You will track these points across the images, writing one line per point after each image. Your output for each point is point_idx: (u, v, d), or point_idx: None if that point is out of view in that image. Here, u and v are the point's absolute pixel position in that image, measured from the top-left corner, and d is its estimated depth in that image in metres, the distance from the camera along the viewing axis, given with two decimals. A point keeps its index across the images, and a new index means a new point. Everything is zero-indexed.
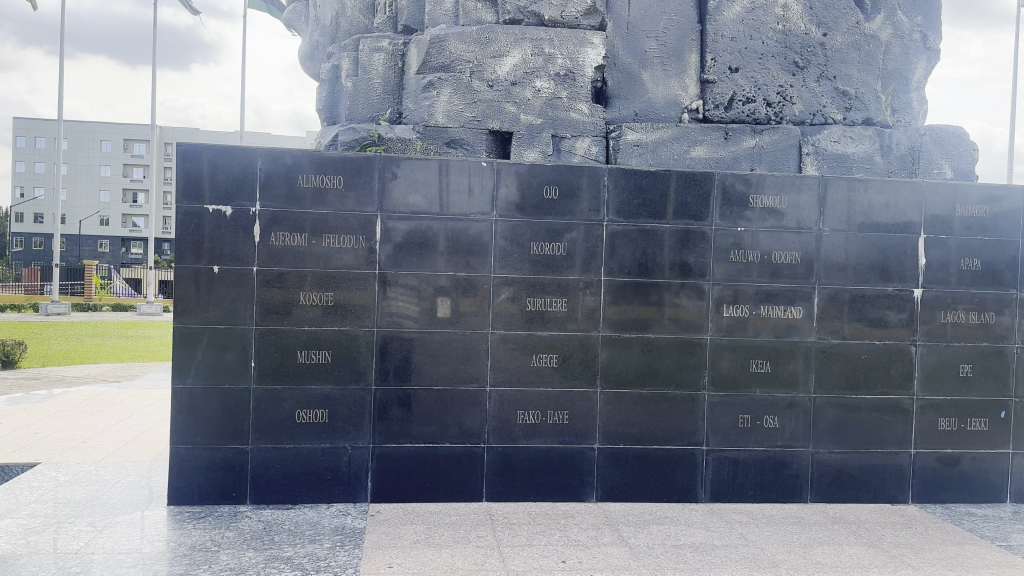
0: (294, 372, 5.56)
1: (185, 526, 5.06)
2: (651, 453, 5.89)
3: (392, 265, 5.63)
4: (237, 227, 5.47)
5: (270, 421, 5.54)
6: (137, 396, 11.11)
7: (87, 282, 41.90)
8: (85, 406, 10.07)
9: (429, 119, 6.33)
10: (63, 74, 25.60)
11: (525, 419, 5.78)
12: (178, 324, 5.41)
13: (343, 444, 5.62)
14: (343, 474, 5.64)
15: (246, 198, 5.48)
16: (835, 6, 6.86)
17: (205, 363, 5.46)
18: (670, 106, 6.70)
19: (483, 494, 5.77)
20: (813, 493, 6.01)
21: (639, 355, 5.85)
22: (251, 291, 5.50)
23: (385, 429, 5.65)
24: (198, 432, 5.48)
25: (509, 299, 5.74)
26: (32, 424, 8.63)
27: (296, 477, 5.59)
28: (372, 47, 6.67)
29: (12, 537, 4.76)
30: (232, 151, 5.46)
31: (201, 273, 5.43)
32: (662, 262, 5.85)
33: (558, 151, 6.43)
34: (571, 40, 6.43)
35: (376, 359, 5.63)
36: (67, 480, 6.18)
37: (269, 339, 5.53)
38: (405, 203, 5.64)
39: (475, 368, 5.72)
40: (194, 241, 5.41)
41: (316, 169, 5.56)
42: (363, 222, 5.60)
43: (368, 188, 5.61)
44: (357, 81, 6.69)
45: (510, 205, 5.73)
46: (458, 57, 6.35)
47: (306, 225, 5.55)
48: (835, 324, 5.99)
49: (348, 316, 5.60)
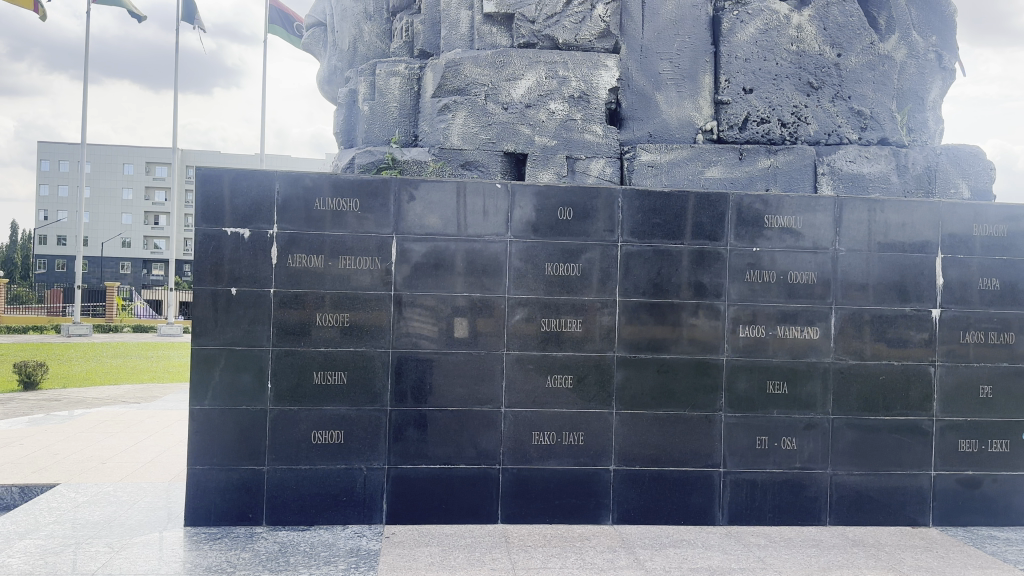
0: (310, 394, 5.59)
1: (202, 547, 5.07)
2: (668, 475, 5.85)
3: (408, 286, 5.66)
4: (255, 249, 5.54)
5: (285, 442, 5.56)
6: (156, 417, 11.16)
7: (108, 304, 42.34)
8: (104, 426, 10.19)
9: (444, 141, 6.41)
10: (86, 98, 26.14)
11: (541, 440, 5.76)
12: (197, 344, 5.47)
13: (359, 465, 5.63)
14: (359, 496, 5.64)
15: (264, 221, 5.55)
16: (850, 27, 6.88)
17: (222, 385, 5.50)
18: (685, 127, 6.72)
19: (499, 516, 5.74)
20: (832, 515, 5.93)
21: (654, 376, 5.83)
22: (269, 313, 5.55)
23: (401, 450, 5.65)
24: (214, 452, 5.51)
25: (525, 319, 5.75)
26: (52, 445, 8.70)
27: (311, 498, 5.60)
28: (388, 72, 6.77)
29: (31, 558, 4.79)
30: (251, 173, 5.53)
31: (219, 295, 5.49)
32: (678, 281, 5.84)
33: (572, 172, 6.47)
34: (585, 63, 6.48)
35: (392, 380, 5.65)
36: (86, 501, 6.22)
37: (286, 360, 5.56)
38: (421, 224, 5.68)
39: (490, 389, 5.72)
40: (213, 263, 5.48)
41: (333, 192, 5.62)
42: (380, 244, 5.65)
43: (385, 210, 5.66)
44: (374, 105, 6.78)
45: (525, 226, 5.75)
46: (473, 81, 6.43)
47: (324, 247, 5.60)
48: (854, 344, 5.94)
49: (364, 337, 5.63)
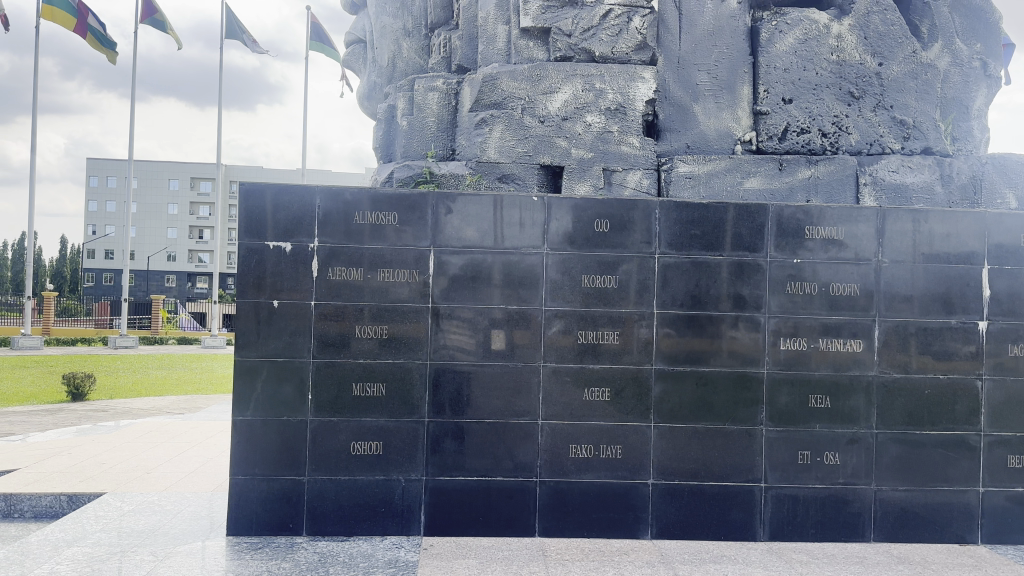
0: (350, 405, 5.65)
1: (244, 557, 5.15)
2: (708, 489, 5.77)
3: (446, 299, 5.71)
4: (297, 263, 5.64)
5: (325, 453, 5.64)
6: (200, 427, 11.38)
7: (153, 317, 43.33)
8: (150, 436, 10.43)
9: (481, 155, 6.48)
10: (133, 118, 26.99)
11: (578, 453, 5.74)
12: (240, 356, 5.58)
13: (397, 476, 5.67)
14: (397, 507, 5.67)
15: (305, 235, 5.65)
16: (891, 35, 6.77)
17: (264, 396, 5.60)
18: (723, 138, 6.67)
19: (536, 529, 5.73)
20: (876, 532, 5.79)
21: (693, 389, 5.77)
22: (309, 325, 5.64)
23: (439, 462, 5.68)
24: (257, 462, 5.60)
25: (561, 331, 5.75)
26: (99, 455, 8.93)
27: (350, 509, 5.65)
28: (427, 87, 6.88)
29: (78, 566, 4.92)
30: (293, 188, 5.64)
31: (262, 307, 5.60)
32: (717, 293, 5.78)
33: (609, 184, 6.47)
34: (622, 75, 6.49)
35: (430, 392, 5.69)
36: (131, 510, 6.37)
37: (326, 371, 5.64)
38: (459, 237, 5.73)
39: (527, 401, 5.73)
40: (256, 276, 5.59)
41: (372, 206, 5.70)
42: (417, 257, 5.71)
43: (422, 223, 5.72)
44: (412, 120, 6.89)
45: (562, 238, 5.76)
46: (510, 94, 6.49)
47: (363, 259, 5.68)
48: (898, 357, 5.81)
49: (403, 349, 5.68)
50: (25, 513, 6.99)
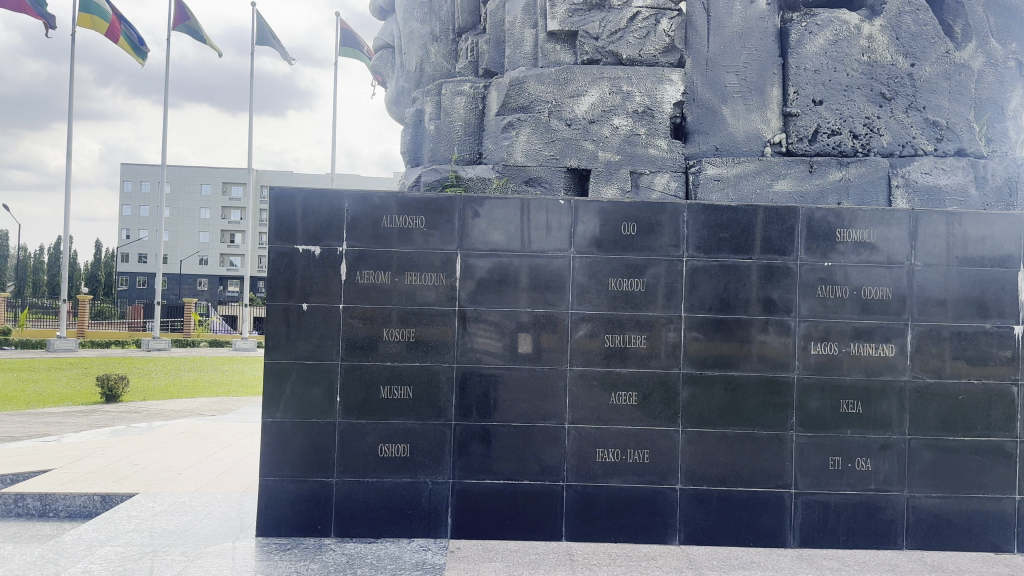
0: (378, 407, 5.69)
1: (273, 557, 5.21)
2: (736, 494, 5.71)
3: (473, 302, 5.73)
4: (326, 266, 5.70)
5: (354, 455, 5.68)
6: (231, 429, 11.53)
7: (186, 320, 44.02)
8: (183, 438, 10.60)
9: (508, 158, 6.51)
10: (166, 124, 27.49)
11: (605, 457, 5.72)
12: (270, 358, 5.65)
13: (424, 479, 5.70)
14: (424, 509, 5.69)
15: (334, 238, 5.71)
16: (923, 36, 6.67)
17: (294, 398, 5.66)
18: (752, 140, 6.61)
19: (563, 533, 5.71)
20: (910, 540, 5.68)
21: (722, 394, 5.72)
22: (338, 327, 5.69)
23: (466, 465, 5.70)
24: (286, 464, 5.66)
25: (588, 335, 5.74)
26: (133, 456, 9.09)
27: (378, 511, 5.69)
28: (454, 92, 6.92)
29: (111, 565, 5.01)
30: (322, 193, 5.71)
31: (291, 310, 5.67)
32: (746, 297, 5.73)
33: (636, 187, 6.45)
34: (649, 78, 6.47)
35: (456, 395, 5.71)
36: (163, 510, 6.48)
37: (354, 374, 5.69)
38: (486, 240, 5.74)
39: (554, 404, 5.72)
40: (286, 279, 5.66)
41: (400, 210, 5.74)
42: (444, 260, 5.73)
43: (450, 227, 5.74)
44: (440, 124, 6.94)
45: (589, 241, 5.75)
46: (537, 98, 6.50)
47: (390, 263, 5.72)
48: (931, 362, 5.71)
49: (430, 352, 5.71)
50: (60, 512, 7.14)
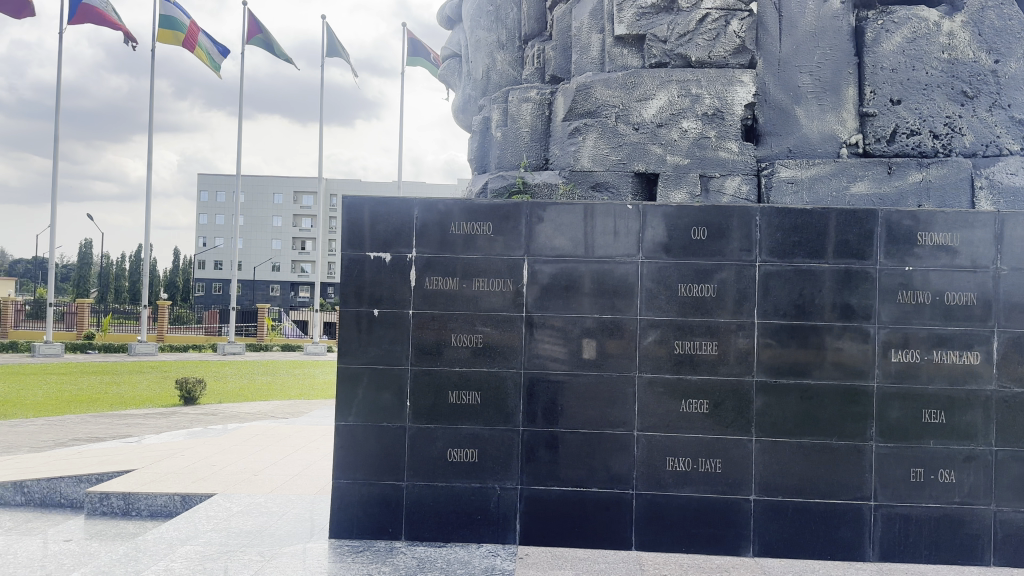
0: (446, 412, 5.74)
1: (345, 559, 5.31)
2: (812, 506, 5.54)
3: (540, 307, 5.73)
4: (395, 273, 5.79)
5: (423, 459, 5.74)
6: (303, 432, 11.82)
7: (259, 325, 45.40)
8: (257, 440, 10.92)
9: (575, 164, 6.50)
10: (241, 136, 28.46)
11: (675, 466, 5.63)
12: (342, 363, 5.77)
13: (492, 485, 5.71)
14: (493, 515, 5.71)
15: (404, 245, 5.79)
16: (1009, 31, 6.35)
17: (365, 402, 5.77)
18: (827, 141, 6.43)
19: (633, 542, 5.64)
20: (998, 557, 5.40)
21: (797, 403, 5.56)
22: (407, 333, 5.77)
23: (534, 471, 5.69)
24: (358, 467, 5.77)
25: (657, 341, 5.66)
26: (210, 457, 9.41)
27: (447, 515, 5.73)
28: (521, 98, 6.96)
29: (191, 563, 5.19)
30: (392, 200, 5.80)
31: (362, 315, 5.78)
32: (821, 303, 5.56)
33: (706, 191, 6.35)
34: (719, 80, 6.35)
35: (524, 401, 5.71)
36: (239, 511, 6.68)
37: (424, 379, 5.75)
38: (552, 246, 5.74)
39: (622, 412, 5.66)
40: (357, 285, 5.78)
41: (467, 216, 5.79)
42: (511, 266, 5.74)
43: (516, 233, 5.76)
44: (506, 131, 6.97)
45: (657, 246, 5.68)
46: (604, 103, 6.47)
47: (458, 269, 5.77)
48: (1021, 371, 5.42)
49: (497, 358, 5.73)
50: (142, 511, 7.44)
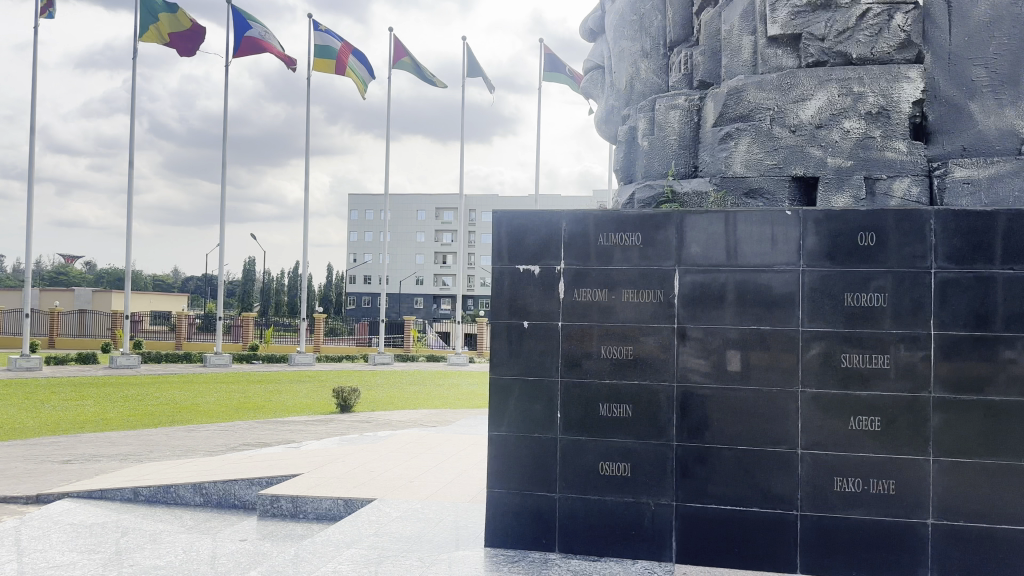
0: (597, 425, 5.70)
1: (502, 569, 5.39)
2: (1003, 535, 5.02)
3: (692, 319, 5.57)
4: (544, 286, 5.84)
5: (575, 472, 5.73)
6: (452, 440, 12.16)
7: (405, 336, 47.29)
8: (409, 447, 11.34)
9: (728, 170, 6.29)
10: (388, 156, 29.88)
11: (842, 486, 5.29)
12: (494, 375, 5.89)
13: (646, 500, 5.61)
14: (648, 531, 5.60)
15: (553, 258, 5.83)
16: None
17: (516, 413, 5.85)
18: (1008, 137, 5.86)
19: (797, 565, 5.35)
20: None
21: (981, 422, 5.07)
22: (556, 345, 5.79)
23: (689, 487, 5.53)
24: (512, 477, 5.85)
25: (819, 354, 5.35)
26: (368, 463, 9.86)
27: (601, 529, 5.68)
28: (668, 106, 6.85)
29: (358, 566, 5.44)
30: (540, 214, 5.85)
31: (512, 328, 5.88)
32: (1007, 312, 5.04)
33: (872, 194, 5.99)
34: (884, 76, 5.93)
35: (677, 415, 5.57)
36: (398, 516, 6.95)
37: (574, 392, 5.75)
38: (703, 256, 5.57)
39: (782, 427, 5.40)
40: (508, 298, 5.90)
41: (615, 228, 5.74)
42: (662, 277, 5.64)
43: (666, 244, 5.63)
44: (653, 140, 6.86)
45: (818, 253, 5.36)
46: (758, 106, 6.23)
47: (607, 281, 5.73)
48: None
49: (648, 371, 5.63)
50: (309, 514, 7.90)
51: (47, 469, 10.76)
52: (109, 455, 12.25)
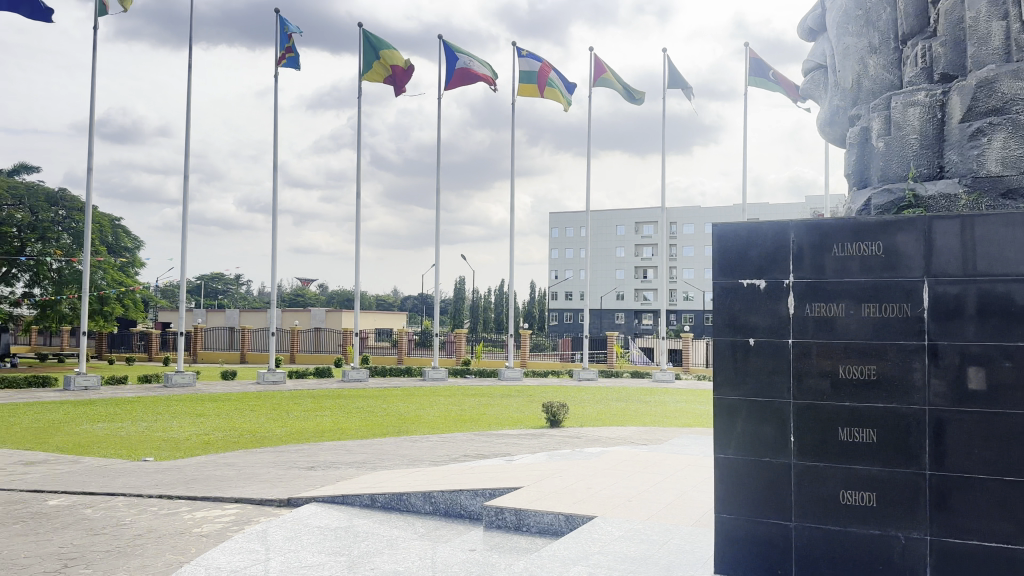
0: (836, 449, 5.28)
1: None
2: None
3: (945, 335, 4.97)
4: (771, 301, 5.53)
5: (812, 498, 5.34)
6: (668, 460, 11.89)
7: (610, 352, 47.25)
8: (624, 466, 11.24)
9: (980, 169, 5.71)
10: None
11: None
12: (719, 394, 5.67)
13: (896, 533, 5.08)
14: (899, 567, 5.07)
15: (780, 271, 5.52)
16: None
17: (744, 435, 5.58)
18: None
19: None
20: None
21: None
22: (787, 363, 5.45)
23: (947, 521, 4.95)
24: (741, 501, 5.59)
25: None
26: (585, 480, 9.90)
27: (843, 562, 5.23)
28: (906, 103, 6.19)
29: None
30: (765, 225, 5.58)
31: (737, 345, 5.63)
32: None
33: None
34: None
35: (930, 441, 5.00)
36: (621, 535, 6.90)
37: (809, 414, 5.36)
38: (957, 266, 4.94)
39: None
40: (731, 315, 5.66)
41: (850, 237, 5.27)
42: (908, 289, 5.08)
43: (911, 253, 5.06)
44: (891, 141, 6.26)
45: None
46: (1015, 97, 5.58)
47: (842, 295, 5.29)
48: None
49: (894, 392, 5.11)
50: (532, 527, 8.07)
51: (296, 474, 11.99)
52: (347, 462, 13.37)
